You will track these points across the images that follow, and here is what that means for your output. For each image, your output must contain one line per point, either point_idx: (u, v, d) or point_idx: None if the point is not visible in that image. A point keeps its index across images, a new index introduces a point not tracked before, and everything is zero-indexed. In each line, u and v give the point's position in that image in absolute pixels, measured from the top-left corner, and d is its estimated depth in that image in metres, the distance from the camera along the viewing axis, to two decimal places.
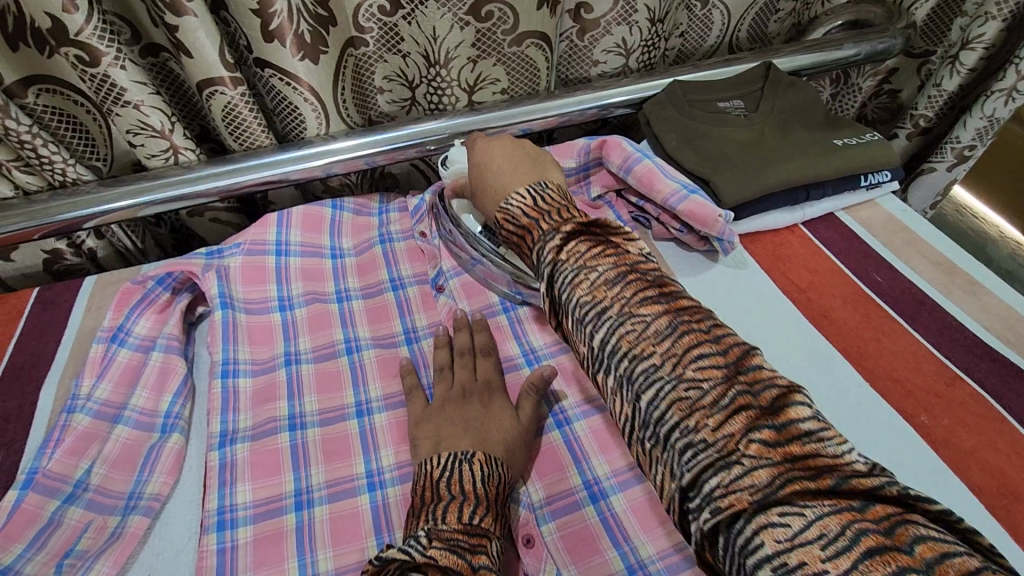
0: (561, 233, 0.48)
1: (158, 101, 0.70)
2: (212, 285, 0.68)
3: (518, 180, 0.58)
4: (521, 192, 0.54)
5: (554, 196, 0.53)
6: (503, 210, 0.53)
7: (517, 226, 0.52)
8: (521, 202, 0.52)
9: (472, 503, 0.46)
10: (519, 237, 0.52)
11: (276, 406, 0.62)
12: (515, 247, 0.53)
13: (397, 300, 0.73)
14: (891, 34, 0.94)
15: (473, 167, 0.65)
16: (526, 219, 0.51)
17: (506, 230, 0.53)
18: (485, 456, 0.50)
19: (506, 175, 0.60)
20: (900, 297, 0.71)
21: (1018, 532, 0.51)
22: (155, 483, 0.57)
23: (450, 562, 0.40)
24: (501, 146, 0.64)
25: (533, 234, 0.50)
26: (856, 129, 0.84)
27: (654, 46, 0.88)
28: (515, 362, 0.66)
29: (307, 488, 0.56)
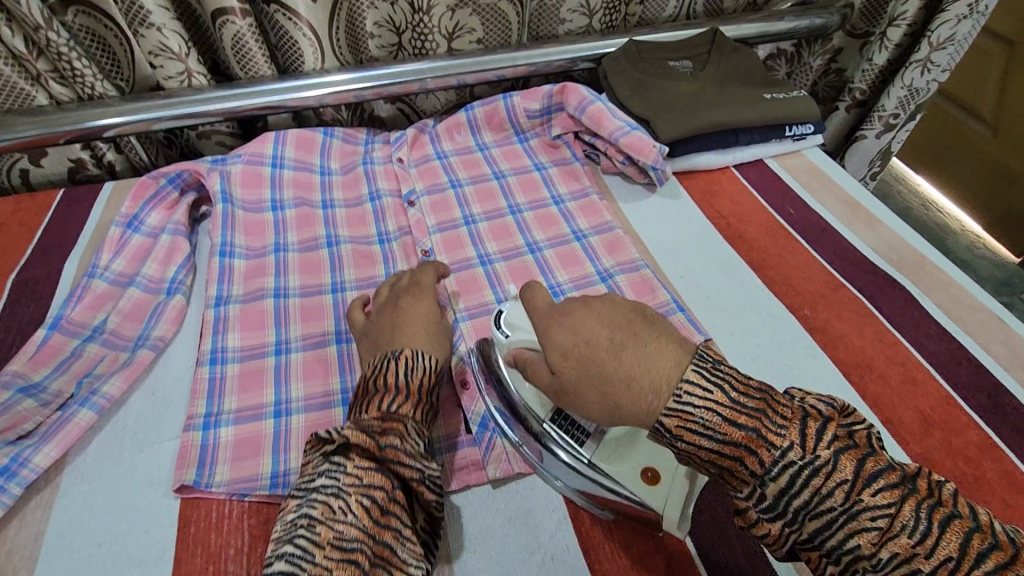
0: (817, 457, 0.38)
1: (177, 26, 0.83)
2: (216, 183, 0.80)
3: (653, 347, 0.45)
4: (693, 378, 0.42)
5: (738, 381, 0.42)
6: (681, 414, 0.41)
7: (719, 441, 0.40)
8: (711, 404, 0.40)
9: (392, 394, 0.52)
10: (725, 456, 0.40)
11: (264, 280, 0.74)
12: (717, 468, 0.41)
13: (373, 209, 0.85)
14: (829, 12, 1.06)
15: (569, 349, 0.48)
16: (734, 432, 0.40)
17: (701, 448, 0.41)
18: (410, 353, 0.56)
19: (632, 342, 0.46)
20: (807, 225, 0.82)
21: (865, 392, 0.62)
22: (160, 329, 0.68)
23: (361, 440, 0.48)
24: (597, 313, 0.49)
25: (753, 455, 0.39)
26: (786, 88, 0.95)
27: (615, 10, 1.01)
28: (470, 262, 0.78)
29: (286, 340, 0.68)
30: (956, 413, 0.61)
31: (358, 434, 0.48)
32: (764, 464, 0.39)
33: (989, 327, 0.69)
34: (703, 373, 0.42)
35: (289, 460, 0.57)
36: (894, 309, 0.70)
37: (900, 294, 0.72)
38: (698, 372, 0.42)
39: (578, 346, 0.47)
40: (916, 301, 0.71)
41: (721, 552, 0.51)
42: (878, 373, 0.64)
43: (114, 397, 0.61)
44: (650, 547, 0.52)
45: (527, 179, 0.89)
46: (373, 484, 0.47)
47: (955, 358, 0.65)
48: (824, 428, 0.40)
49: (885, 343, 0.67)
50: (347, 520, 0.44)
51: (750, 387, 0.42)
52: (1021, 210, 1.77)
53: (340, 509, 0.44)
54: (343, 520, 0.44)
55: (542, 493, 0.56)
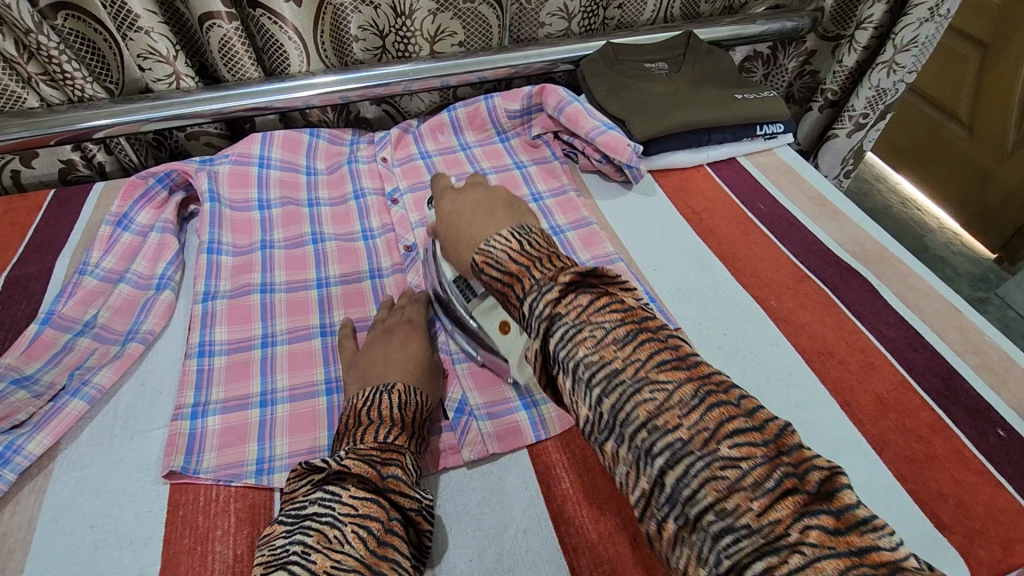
0: (557, 285, 0.44)
1: (165, 30, 0.85)
2: (204, 183, 0.82)
3: (494, 220, 0.55)
4: (504, 234, 0.51)
5: (539, 241, 0.49)
6: (484, 252, 0.50)
7: (502, 272, 0.48)
8: (506, 247, 0.49)
9: (387, 425, 0.54)
10: (504, 284, 0.48)
11: (250, 276, 0.76)
12: (500, 297, 0.49)
13: (357, 207, 0.87)
14: (800, 15, 1.10)
15: (443, 218, 0.62)
16: (511, 265, 0.47)
17: (491, 278, 0.49)
18: (402, 387, 0.58)
19: (482, 215, 0.57)
20: (775, 220, 0.85)
21: (825, 377, 0.66)
22: (149, 323, 0.70)
23: (362, 470, 0.49)
24: (474, 196, 0.61)
25: (520, 283, 0.46)
26: (757, 89, 0.99)
27: (593, 13, 1.04)
28: None
29: (272, 333, 0.70)
30: (910, 397, 0.64)
31: (360, 463, 0.49)
32: (523, 292, 0.46)
33: (945, 316, 0.72)
34: (513, 233, 0.50)
35: (274, 447, 0.60)
36: (855, 299, 0.74)
37: (862, 284, 0.75)
38: (510, 232, 0.51)
39: (450, 216, 0.61)
40: (876, 292, 0.75)
41: None
42: (838, 358, 0.67)
43: (104, 388, 0.63)
44: (618, 522, 0.54)
45: (507, 178, 0.92)
46: (369, 514, 0.46)
47: (912, 345, 0.69)
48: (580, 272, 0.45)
49: (846, 331, 0.70)
50: (345, 551, 0.43)
51: (546, 245, 0.49)
52: (995, 207, 1.82)
53: (336, 539, 0.44)
54: (340, 550, 0.43)
55: (517, 475, 0.58)
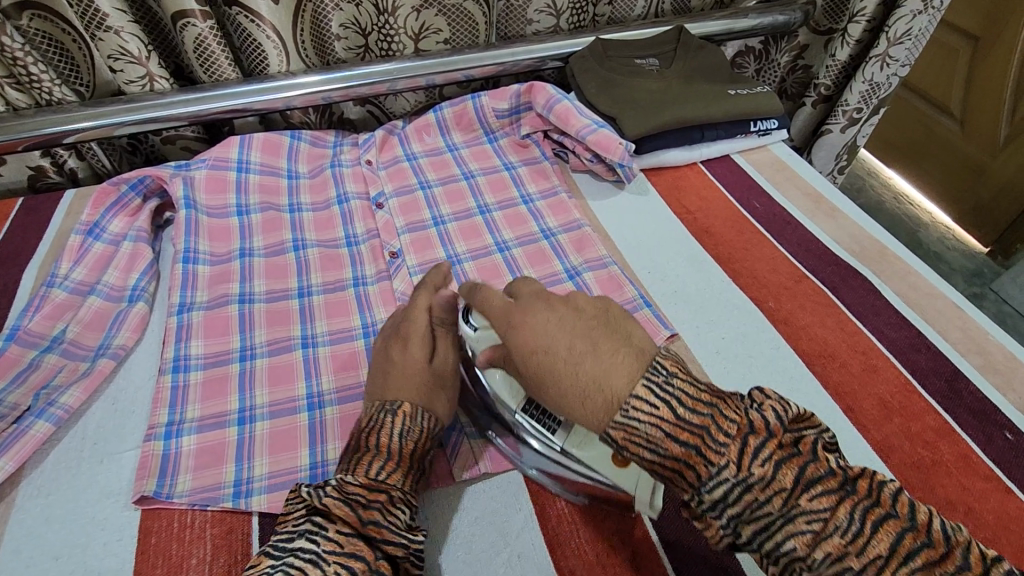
0: (755, 478, 0.38)
1: (137, 29, 0.81)
2: (179, 189, 0.79)
3: (608, 361, 0.44)
4: (638, 389, 0.42)
5: (688, 395, 0.41)
6: (625, 428, 0.41)
7: (662, 455, 0.40)
8: (655, 418, 0.40)
9: (384, 457, 0.50)
10: (672, 468, 0.40)
11: (228, 285, 0.73)
12: (661, 477, 0.42)
13: (341, 212, 0.84)
14: (792, 9, 1.08)
15: (523, 354, 0.49)
16: (673, 445, 0.40)
17: (645, 459, 0.41)
18: (410, 409, 0.54)
19: (585, 355, 0.45)
20: (772, 218, 0.83)
21: (827, 381, 0.63)
22: (121, 337, 0.67)
23: (342, 513, 0.45)
24: (556, 318, 0.49)
25: (692, 470, 0.39)
26: (750, 84, 0.97)
27: (582, 9, 1.01)
28: (439, 262, 0.77)
29: (251, 345, 0.67)
30: (915, 400, 0.62)
31: (340, 505, 0.45)
32: (701, 478, 0.39)
33: (946, 314, 0.70)
34: (652, 387, 0.42)
35: (252, 467, 0.57)
36: (855, 299, 0.72)
37: (862, 284, 0.73)
38: (646, 387, 0.42)
39: (533, 352, 0.48)
40: (877, 291, 0.72)
41: (684, 547, 0.52)
42: (840, 361, 0.65)
43: (72, 408, 0.60)
44: (616, 542, 0.52)
45: (495, 179, 0.89)
46: (355, 553, 0.43)
47: (914, 345, 0.67)
48: (764, 446, 0.39)
49: (846, 333, 0.68)
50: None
51: (700, 402, 0.41)
52: (989, 203, 1.81)
53: None
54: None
55: (510, 493, 0.56)
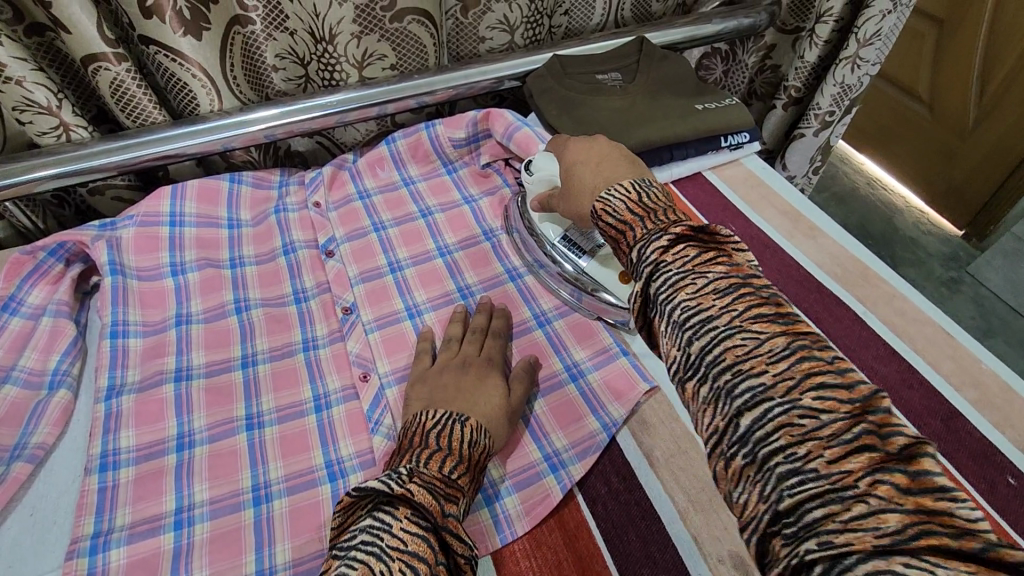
0: (667, 233, 0.43)
1: (42, 77, 0.73)
2: (102, 253, 0.71)
3: (617, 172, 0.55)
4: (624, 185, 0.51)
5: (661, 195, 0.50)
6: (603, 202, 0.50)
7: (617, 220, 0.49)
8: (626, 196, 0.49)
9: (453, 458, 0.49)
10: (618, 232, 0.49)
11: (164, 360, 0.66)
12: (612, 243, 0.49)
13: (288, 264, 0.77)
14: (756, 11, 1.02)
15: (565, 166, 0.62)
16: (628, 214, 0.48)
17: (606, 224, 0.50)
18: (477, 423, 0.53)
19: (603, 171, 0.56)
20: (750, 243, 0.79)
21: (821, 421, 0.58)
22: (40, 433, 0.59)
23: (426, 500, 0.44)
24: (598, 145, 0.60)
25: (631, 231, 0.47)
26: (718, 95, 0.92)
27: (536, 23, 0.95)
28: (398, 316, 0.71)
29: (188, 432, 0.60)
30: None
31: (425, 494, 0.44)
32: (634, 239, 0.46)
33: (936, 341, 0.67)
34: (639, 187, 0.50)
35: None
36: (841, 331, 0.68)
37: (846, 312, 0.70)
38: (636, 185, 0.51)
39: (573, 163, 0.61)
40: (862, 320, 0.69)
41: None
42: None
43: None
44: None
45: (456, 217, 0.83)
46: (419, 553, 0.40)
47: (906, 381, 0.63)
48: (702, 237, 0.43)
49: None
50: None
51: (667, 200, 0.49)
52: (960, 185, 1.80)
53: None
54: None
55: None
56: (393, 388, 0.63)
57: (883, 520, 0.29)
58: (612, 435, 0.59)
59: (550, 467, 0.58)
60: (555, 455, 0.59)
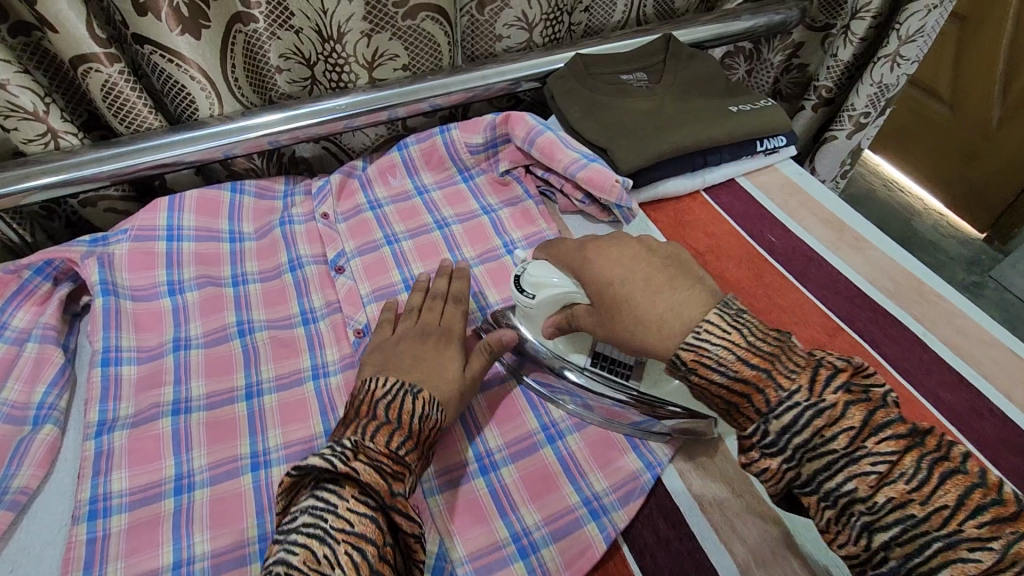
0: (822, 399, 0.40)
1: (27, 80, 0.67)
2: (93, 271, 0.65)
3: (685, 294, 0.49)
4: (716, 321, 0.45)
5: (760, 329, 0.45)
6: (699, 349, 0.44)
7: (731, 377, 0.43)
8: (729, 343, 0.44)
9: (402, 433, 0.47)
10: (736, 394, 0.43)
11: (160, 391, 0.60)
12: (726, 403, 0.44)
13: (295, 281, 0.71)
14: (787, 6, 0.97)
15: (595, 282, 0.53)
16: (746, 369, 0.42)
17: (712, 381, 0.44)
18: (429, 396, 0.51)
19: (663, 289, 0.49)
20: (792, 255, 0.73)
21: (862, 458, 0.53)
22: (22, 476, 0.54)
23: (371, 479, 0.43)
24: (626, 253, 0.53)
25: (760, 393, 0.42)
26: (751, 96, 0.86)
27: (556, 20, 0.89)
28: (394, 287, 0.70)
29: (187, 472, 0.54)
30: None
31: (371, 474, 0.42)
32: (770, 403, 0.41)
33: (1006, 366, 0.61)
34: (725, 317, 0.45)
35: None
36: (901, 355, 0.62)
37: (904, 333, 0.64)
38: (720, 316, 0.45)
39: (609, 284, 0.51)
40: (923, 342, 0.63)
41: None
42: None
43: None
44: None
45: (473, 227, 0.78)
46: (366, 535, 0.40)
47: (977, 411, 0.57)
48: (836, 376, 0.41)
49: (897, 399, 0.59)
50: None
51: (768, 334, 0.44)
52: (982, 187, 1.74)
53: (324, 560, 0.38)
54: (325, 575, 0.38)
55: None
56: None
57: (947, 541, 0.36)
58: (657, 475, 0.54)
59: (590, 511, 0.52)
60: (595, 498, 0.53)
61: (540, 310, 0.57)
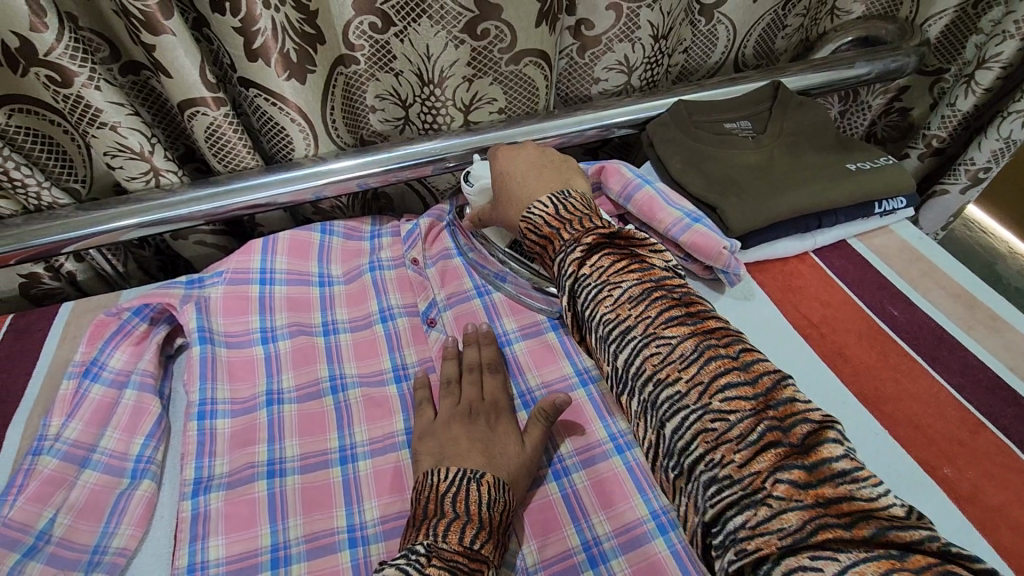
0: (584, 244, 0.47)
1: (137, 123, 0.67)
2: (191, 317, 0.64)
3: (540, 184, 0.58)
4: (544, 200, 0.54)
5: (574, 205, 0.52)
6: (526, 220, 0.53)
7: (539, 235, 0.52)
8: (544, 211, 0.52)
9: (474, 525, 0.45)
10: (542, 245, 0.52)
11: (254, 450, 0.58)
12: (538, 257, 0.53)
13: (386, 333, 0.69)
14: (904, 53, 0.89)
15: (496, 176, 0.63)
16: (546, 228, 0.51)
17: (531, 241, 0.53)
18: (494, 479, 0.50)
19: (531, 180, 0.58)
20: (920, 333, 0.67)
21: (1014, 559, 0.50)
22: (121, 535, 0.53)
23: None
24: (524, 156, 0.62)
25: (554, 243, 0.50)
26: (868, 151, 0.80)
27: (657, 63, 0.85)
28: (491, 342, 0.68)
29: (284, 543, 0.52)
30: None
31: None
32: (555, 251, 0.50)
33: None
34: (554, 198, 0.53)
35: None
36: None
37: None
38: (551, 197, 0.54)
39: (503, 175, 0.61)
40: None
41: None
42: None
43: None
44: None
45: None
46: None
47: None
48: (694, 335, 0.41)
49: None
50: None
51: (581, 208, 0.52)
52: None
53: None
54: None
55: None
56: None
57: (786, 521, 0.33)
58: None
59: None
60: None
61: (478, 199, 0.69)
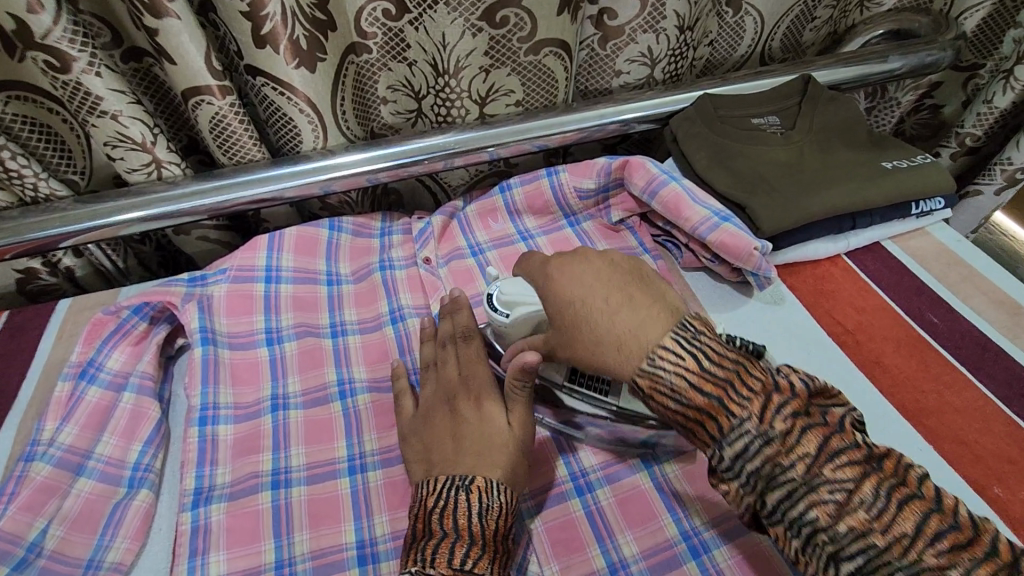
0: (776, 431, 0.39)
1: (139, 112, 0.64)
2: (193, 317, 0.61)
3: (644, 314, 0.45)
4: (667, 345, 0.42)
5: (715, 350, 0.42)
6: (651, 377, 0.42)
7: (684, 404, 0.41)
8: (680, 369, 0.41)
9: (465, 543, 0.42)
10: (689, 418, 0.41)
11: (259, 458, 0.55)
12: (683, 429, 0.42)
13: (397, 335, 0.66)
14: (939, 46, 0.85)
15: (555, 296, 0.49)
16: (698, 396, 0.40)
17: (667, 408, 0.42)
18: (484, 483, 0.46)
19: (621, 306, 0.46)
20: (961, 341, 0.63)
21: None
22: (116, 549, 0.50)
23: None
24: (592, 270, 0.49)
25: (713, 420, 0.40)
26: (904, 149, 0.76)
27: (681, 56, 0.81)
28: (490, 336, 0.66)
29: (289, 559, 0.49)
30: None
31: None
32: (723, 429, 0.40)
33: None
34: (680, 341, 0.42)
35: None
36: None
37: None
38: (674, 340, 0.42)
39: (569, 303, 0.48)
40: None
41: None
42: None
43: None
44: None
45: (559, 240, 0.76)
46: None
47: None
48: (788, 406, 0.39)
49: None
50: None
51: (726, 358, 0.41)
52: None
53: None
54: None
55: None
56: (535, 518, 0.53)
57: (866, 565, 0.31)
58: None
59: None
60: None
61: (517, 331, 0.56)
